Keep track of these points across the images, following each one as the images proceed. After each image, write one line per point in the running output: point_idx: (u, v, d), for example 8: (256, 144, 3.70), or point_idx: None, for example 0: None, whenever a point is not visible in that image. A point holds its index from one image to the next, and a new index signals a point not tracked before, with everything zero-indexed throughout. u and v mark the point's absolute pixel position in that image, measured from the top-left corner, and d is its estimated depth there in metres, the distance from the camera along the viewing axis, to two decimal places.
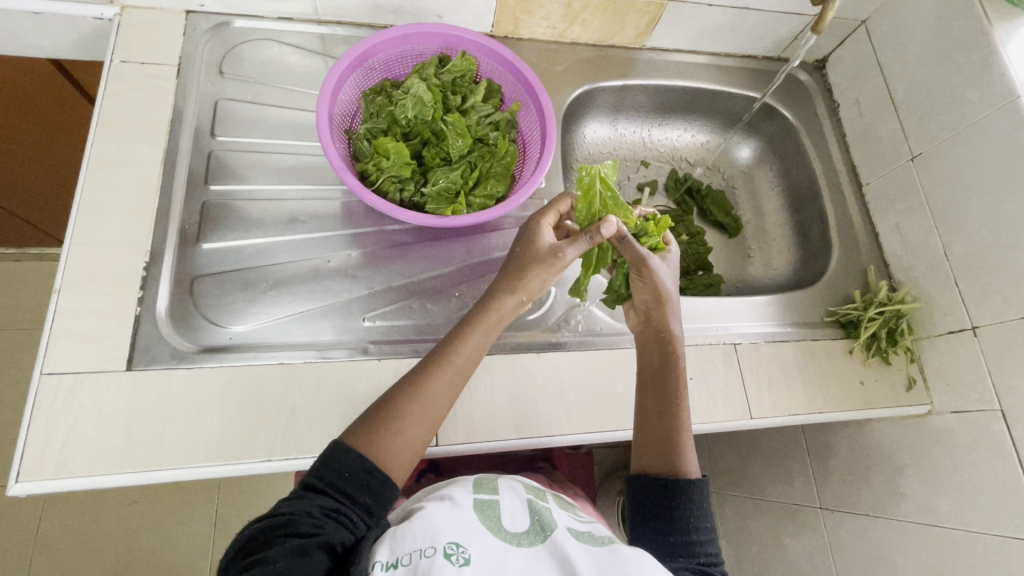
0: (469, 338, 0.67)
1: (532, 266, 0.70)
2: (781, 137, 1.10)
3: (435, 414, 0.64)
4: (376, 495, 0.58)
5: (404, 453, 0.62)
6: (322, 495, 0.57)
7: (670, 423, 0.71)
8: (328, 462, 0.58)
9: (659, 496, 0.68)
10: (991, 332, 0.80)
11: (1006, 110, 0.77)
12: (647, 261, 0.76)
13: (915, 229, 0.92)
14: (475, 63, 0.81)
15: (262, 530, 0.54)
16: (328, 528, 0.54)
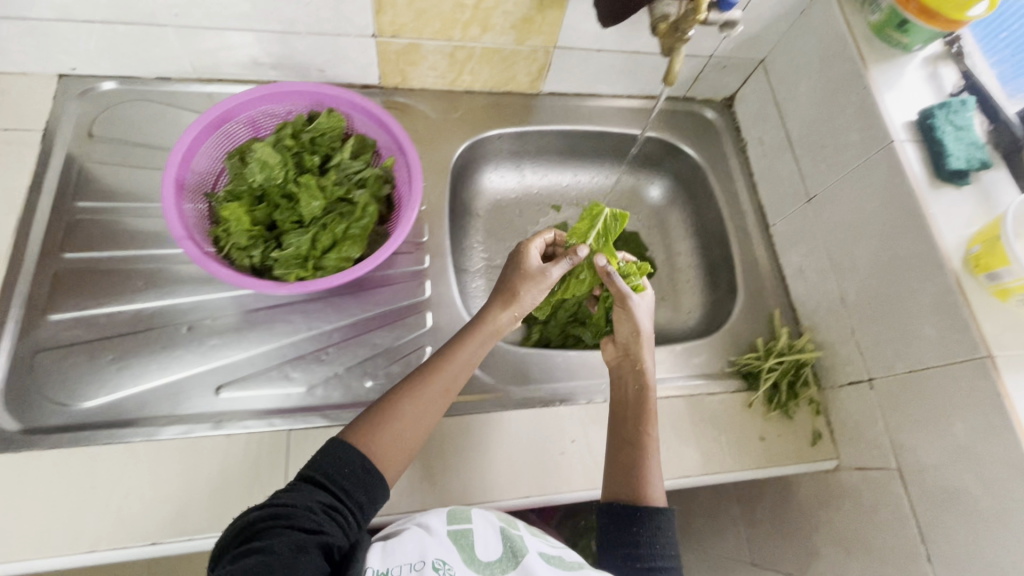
0: (466, 348, 0.72)
1: (526, 281, 0.76)
2: (691, 177, 1.07)
3: (427, 421, 0.68)
4: (370, 497, 0.60)
5: (397, 453, 0.65)
6: (317, 491, 0.58)
7: (641, 447, 0.72)
8: (329, 457, 0.61)
9: (625, 522, 0.68)
10: (885, 384, 0.75)
11: (883, 154, 0.74)
12: (627, 298, 0.78)
13: (815, 273, 0.88)
14: (342, 120, 0.79)
15: (260, 518, 0.54)
16: (327, 528, 0.55)
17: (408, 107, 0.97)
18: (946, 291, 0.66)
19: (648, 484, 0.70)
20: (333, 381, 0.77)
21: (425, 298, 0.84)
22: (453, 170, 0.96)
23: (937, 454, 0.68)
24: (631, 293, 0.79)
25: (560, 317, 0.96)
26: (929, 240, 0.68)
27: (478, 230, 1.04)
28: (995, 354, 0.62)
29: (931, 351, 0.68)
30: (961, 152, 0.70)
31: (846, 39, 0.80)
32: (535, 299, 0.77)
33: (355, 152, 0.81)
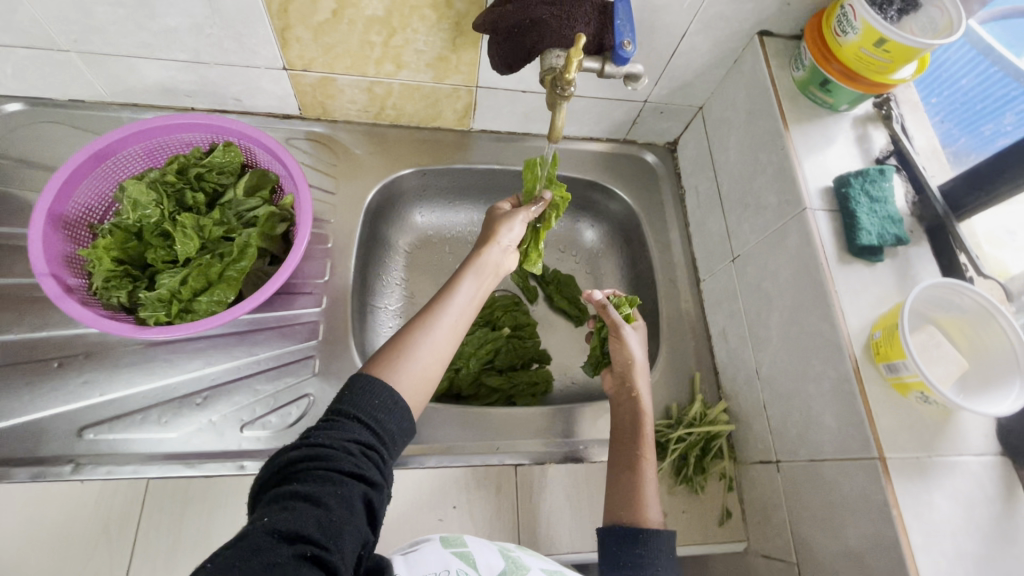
0: (464, 280, 0.65)
1: (504, 225, 0.72)
2: (628, 223, 1.02)
3: (443, 351, 0.59)
4: (398, 427, 0.52)
5: (421, 385, 0.56)
6: (355, 427, 0.49)
7: (636, 471, 0.67)
8: (352, 395, 0.51)
9: (629, 542, 0.61)
10: (791, 469, 0.69)
11: (796, 221, 0.69)
12: (620, 326, 0.76)
13: (736, 338, 0.82)
14: (236, 155, 0.77)
15: (296, 458, 0.46)
16: (366, 474, 0.47)
17: (329, 139, 0.95)
18: (844, 379, 0.61)
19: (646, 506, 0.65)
20: (203, 428, 0.73)
21: (315, 344, 0.80)
22: (368, 209, 0.93)
23: (830, 554, 0.62)
24: (624, 323, 0.76)
25: (474, 364, 0.91)
26: (831, 321, 0.63)
27: (399, 268, 0.99)
28: (887, 457, 0.56)
29: (829, 441, 0.63)
30: (875, 227, 0.64)
31: (771, 95, 0.75)
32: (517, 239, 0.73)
33: (253, 187, 0.78)
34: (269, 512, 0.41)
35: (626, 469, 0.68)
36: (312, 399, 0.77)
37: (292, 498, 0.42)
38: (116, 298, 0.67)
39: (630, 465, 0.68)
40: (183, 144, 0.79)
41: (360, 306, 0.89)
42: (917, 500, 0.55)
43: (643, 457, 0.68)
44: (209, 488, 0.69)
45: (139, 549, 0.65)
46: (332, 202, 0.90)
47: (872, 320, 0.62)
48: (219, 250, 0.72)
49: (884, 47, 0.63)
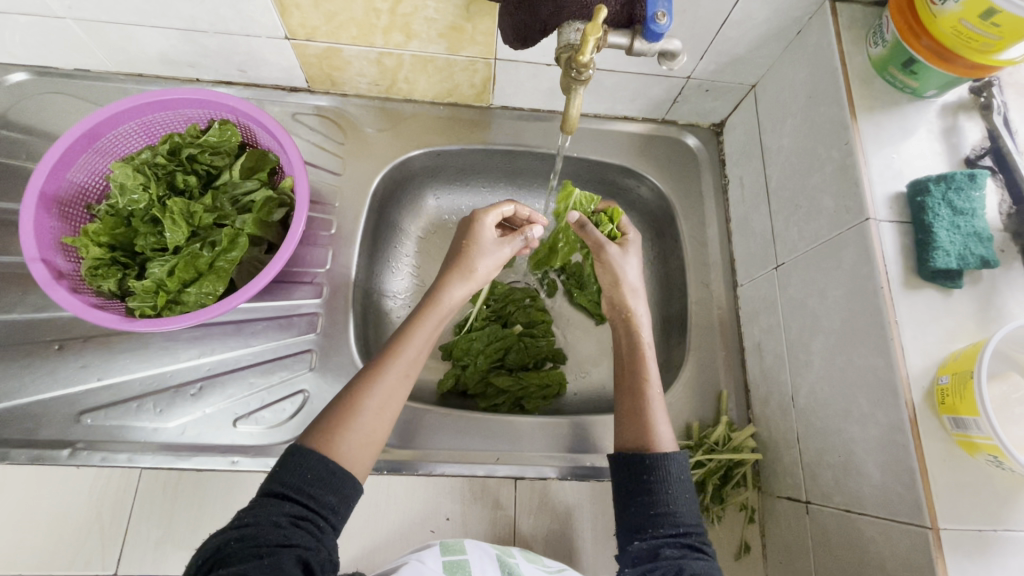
0: (420, 327, 0.62)
1: (477, 253, 0.67)
2: (659, 215, 0.92)
3: (393, 406, 0.57)
4: (340, 495, 0.51)
5: (367, 449, 0.55)
6: (286, 502, 0.49)
7: (641, 393, 0.63)
8: (287, 467, 0.51)
9: (636, 471, 0.57)
10: (822, 514, 0.61)
11: (854, 233, 0.58)
12: (603, 245, 0.71)
13: (772, 356, 0.73)
14: (232, 133, 0.73)
15: (221, 544, 0.46)
16: (297, 540, 0.47)
17: (338, 114, 0.88)
18: (897, 429, 0.52)
19: (655, 429, 0.60)
20: (197, 420, 0.71)
21: (313, 337, 0.76)
22: (377, 194, 0.87)
23: None
24: (608, 243, 0.71)
25: (482, 362, 0.85)
26: (887, 358, 0.53)
27: (410, 255, 0.94)
28: (940, 528, 0.48)
29: (870, 495, 0.54)
30: (955, 246, 0.53)
31: (839, 76, 0.63)
32: (492, 269, 0.68)
33: (250, 169, 0.74)
34: None
35: (624, 395, 0.64)
36: (308, 395, 0.74)
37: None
38: (106, 287, 0.66)
39: (635, 391, 0.63)
40: (181, 119, 0.75)
41: (365, 297, 0.85)
42: None
43: (650, 383, 0.63)
44: (200, 483, 0.68)
45: (131, 537, 0.65)
46: (338, 184, 0.85)
47: (939, 361, 0.52)
48: (211, 238, 0.69)
49: (993, 19, 0.50)
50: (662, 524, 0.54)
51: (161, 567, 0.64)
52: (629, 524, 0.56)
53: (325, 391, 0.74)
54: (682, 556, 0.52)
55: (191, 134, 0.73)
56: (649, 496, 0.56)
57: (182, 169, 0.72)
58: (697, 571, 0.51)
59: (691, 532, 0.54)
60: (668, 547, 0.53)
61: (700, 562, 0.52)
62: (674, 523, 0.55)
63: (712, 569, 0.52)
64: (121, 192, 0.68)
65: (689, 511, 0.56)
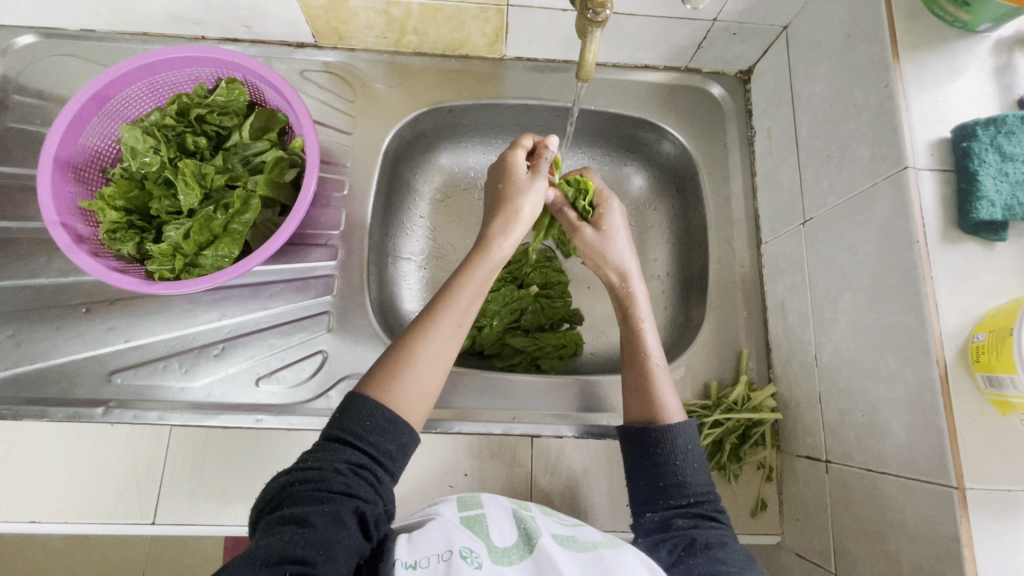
0: (470, 279, 0.60)
1: (518, 197, 0.65)
2: (679, 171, 0.89)
3: (446, 357, 0.57)
4: (399, 445, 0.52)
5: (421, 399, 0.55)
6: (348, 448, 0.51)
7: (640, 362, 0.62)
8: (347, 415, 0.52)
9: (644, 445, 0.57)
10: (842, 473, 0.60)
11: (890, 183, 0.55)
12: (579, 227, 0.70)
13: (796, 315, 0.71)
14: (240, 92, 0.72)
15: (289, 484, 0.49)
16: (357, 489, 0.49)
17: (347, 71, 0.86)
18: (926, 388, 0.50)
19: (660, 401, 0.59)
20: (221, 379, 0.73)
21: (330, 299, 0.77)
22: (388, 154, 0.85)
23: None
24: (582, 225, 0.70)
25: (498, 323, 0.85)
26: (919, 316, 0.51)
27: (424, 216, 0.92)
28: (966, 488, 0.47)
29: (894, 454, 0.53)
30: (1002, 195, 0.49)
31: (882, 11, 0.58)
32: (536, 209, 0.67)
33: (260, 130, 0.73)
34: (265, 536, 0.45)
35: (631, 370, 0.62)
36: (327, 357, 0.75)
37: (284, 519, 0.46)
38: (125, 250, 0.66)
39: (635, 359, 0.62)
40: (187, 79, 0.74)
41: (380, 258, 0.84)
42: (997, 540, 0.46)
43: (652, 359, 0.62)
44: (227, 438, 0.70)
45: (166, 488, 0.68)
46: (350, 144, 0.83)
47: (976, 317, 0.50)
48: (224, 200, 0.69)
49: None
50: (673, 495, 0.55)
51: (194, 518, 0.67)
52: (640, 495, 0.57)
53: (343, 353, 0.75)
54: (693, 526, 0.53)
55: (199, 94, 0.72)
56: (656, 471, 0.56)
57: (191, 131, 0.71)
58: (709, 540, 0.52)
59: (701, 500, 0.55)
60: (680, 518, 0.54)
61: (712, 530, 0.53)
62: (684, 493, 0.55)
63: (725, 535, 0.53)
64: (132, 155, 0.67)
65: (699, 480, 0.56)
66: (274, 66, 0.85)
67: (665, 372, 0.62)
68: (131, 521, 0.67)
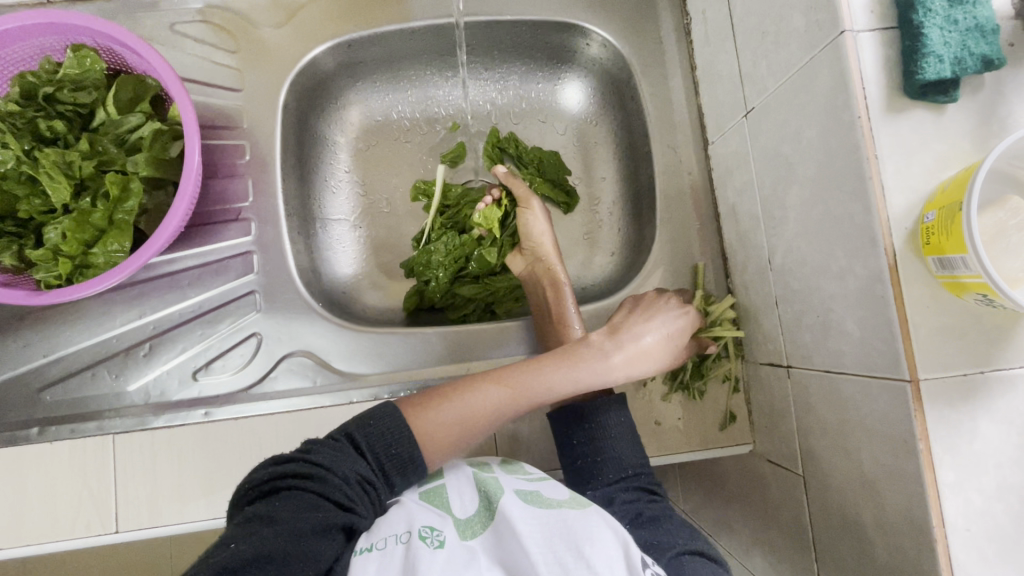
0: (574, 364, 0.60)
1: (645, 322, 0.64)
2: (615, 77, 0.80)
3: (479, 420, 0.58)
4: (406, 482, 0.54)
5: (440, 444, 0.56)
6: (360, 458, 0.52)
7: None
8: (387, 428, 0.55)
9: (578, 419, 0.62)
10: (803, 377, 0.58)
11: (828, 53, 0.48)
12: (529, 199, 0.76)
13: (747, 218, 0.66)
14: (93, 61, 0.63)
15: (284, 477, 0.49)
16: (358, 506, 0.50)
17: (225, 16, 0.75)
18: (876, 279, 0.45)
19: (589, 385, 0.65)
20: (157, 378, 0.70)
21: (254, 277, 0.72)
22: (290, 106, 0.76)
23: (841, 478, 0.54)
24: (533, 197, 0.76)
25: (444, 274, 0.79)
26: (865, 202, 0.45)
27: (348, 170, 0.84)
28: (920, 379, 0.43)
29: (850, 353, 0.50)
30: (951, 49, 0.42)
31: None
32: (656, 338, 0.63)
33: (129, 101, 0.64)
34: (241, 530, 0.44)
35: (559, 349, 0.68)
36: (263, 339, 0.71)
37: (268, 517, 0.45)
38: (4, 262, 0.59)
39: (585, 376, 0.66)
40: (31, 53, 0.64)
41: (304, 224, 0.78)
42: (956, 430, 0.43)
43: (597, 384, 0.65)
44: (174, 438, 0.67)
45: (122, 497, 0.66)
46: (243, 101, 0.74)
47: (926, 194, 0.44)
48: (102, 189, 0.61)
49: None
50: (610, 472, 0.59)
51: (157, 520, 0.66)
52: (581, 474, 0.61)
53: (280, 332, 0.71)
54: (636, 499, 0.57)
55: (46, 70, 0.62)
56: (594, 448, 0.61)
57: (45, 115, 0.62)
58: (655, 513, 0.55)
59: (639, 473, 0.59)
60: (622, 492, 0.58)
61: (655, 503, 0.57)
62: (621, 467, 0.60)
63: (666, 506, 0.57)
64: None
65: (633, 454, 0.60)
66: (141, 23, 0.74)
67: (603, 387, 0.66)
68: (93, 533, 0.65)
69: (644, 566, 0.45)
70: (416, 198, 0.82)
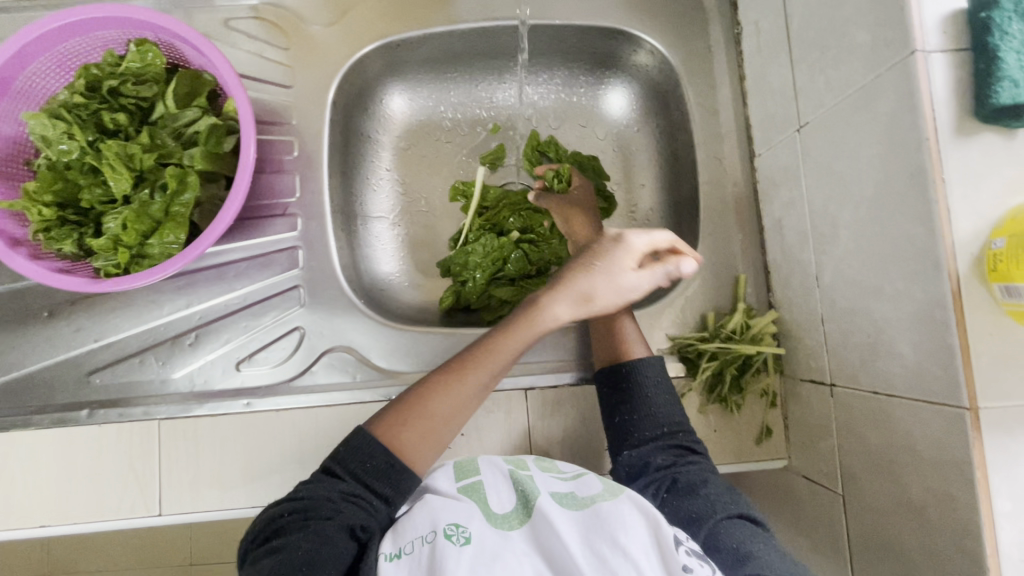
0: (510, 344, 0.58)
1: (603, 278, 0.57)
2: (660, 84, 0.80)
3: (456, 413, 0.57)
4: (394, 484, 0.54)
5: (428, 450, 0.56)
6: (342, 476, 0.54)
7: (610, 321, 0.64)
8: (349, 450, 0.55)
9: (615, 386, 0.61)
10: (847, 397, 0.58)
11: (896, 73, 0.47)
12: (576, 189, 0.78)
13: (794, 233, 0.65)
14: (154, 55, 0.64)
15: (279, 513, 0.52)
16: (347, 511, 0.51)
17: (277, 13, 0.76)
18: (936, 304, 0.45)
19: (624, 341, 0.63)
20: (201, 367, 0.71)
21: (298, 272, 0.73)
22: (337, 104, 0.77)
23: (885, 500, 0.53)
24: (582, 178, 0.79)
25: (481, 276, 0.79)
26: (928, 226, 0.45)
27: (389, 168, 0.85)
28: (979, 408, 0.43)
29: (902, 376, 0.50)
30: None
31: None
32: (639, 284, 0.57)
33: (186, 95, 0.66)
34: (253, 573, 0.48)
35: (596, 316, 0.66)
36: (305, 333, 0.72)
37: (270, 551, 0.49)
38: (66, 250, 0.61)
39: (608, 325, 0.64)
40: (95, 46, 0.66)
41: (346, 221, 0.79)
42: (1013, 460, 0.43)
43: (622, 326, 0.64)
44: (217, 427, 0.69)
45: (166, 482, 0.68)
46: (293, 98, 0.75)
47: (993, 220, 0.44)
48: (159, 181, 0.63)
49: None
50: (648, 429, 0.58)
51: (199, 505, 0.68)
52: (618, 435, 0.60)
53: (322, 327, 0.72)
54: (672, 463, 0.56)
55: (109, 63, 0.64)
56: (629, 412, 0.59)
57: (108, 107, 0.64)
58: (692, 477, 0.55)
59: (675, 432, 0.58)
60: (659, 455, 0.57)
61: (692, 466, 0.56)
62: (659, 425, 0.58)
63: (705, 469, 0.56)
64: (47, 145, 0.61)
65: (670, 413, 0.59)
66: (195, 18, 0.75)
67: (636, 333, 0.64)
68: (138, 515, 0.67)
69: (677, 543, 0.46)
70: (453, 196, 0.83)
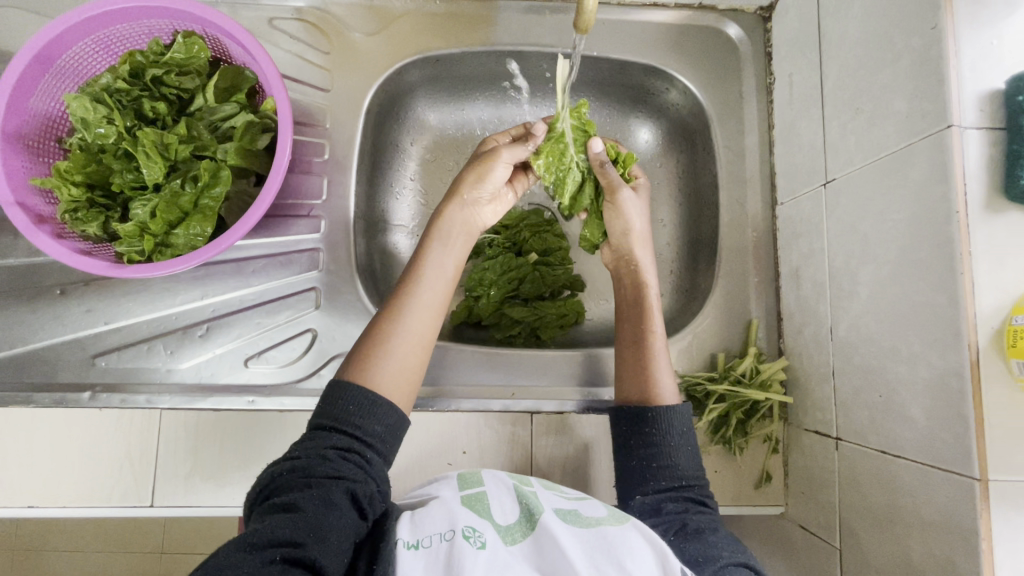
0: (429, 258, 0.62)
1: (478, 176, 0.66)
2: (689, 124, 0.82)
3: (425, 333, 0.58)
4: (385, 425, 0.53)
5: (405, 377, 0.56)
6: (333, 434, 0.51)
7: (642, 344, 0.64)
8: (327, 402, 0.53)
9: (636, 425, 0.60)
10: (853, 453, 0.58)
11: (930, 144, 0.49)
12: (617, 189, 0.68)
13: (811, 285, 0.66)
14: (200, 49, 0.65)
15: (277, 474, 0.49)
16: (347, 471, 0.49)
17: (321, 17, 0.77)
18: (953, 373, 0.46)
19: (657, 383, 0.62)
20: (208, 360, 0.71)
21: (316, 274, 0.73)
22: (372, 112, 0.78)
23: (884, 559, 0.54)
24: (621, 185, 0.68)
25: (496, 294, 0.80)
26: (952, 296, 0.46)
27: (414, 178, 0.86)
28: (988, 479, 0.44)
29: (911, 439, 0.50)
30: None
31: None
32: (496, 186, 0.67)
33: (226, 90, 0.66)
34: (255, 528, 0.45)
35: (629, 350, 0.65)
36: (318, 337, 0.72)
37: (275, 508, 0.46)
38: (90, 232, 0.62)
39: (636, 343, 0.64)
40: (143, 33, 0.66)
41: (368, 227, 0.79)
42: (1018, 533, 0.44)
43: (652, 334, 0.64)
44: (219, 421, 0.69)
45: (161, 472, 0.67)
46: (328, 102, 0.76)
47: (1016, 297, 0.45)
48: (191, 172, 0.63)
49: None
50: (664, 479, 0.58)
51: (192, 500, 0.67)
52: (631, 478, 0.60)
53: (334, 332, 0.72)
54: (684, 510, 0.56)
55: (154, 51, 0.64)
56: (649, 455, 0.59)
57: (149, 95, 0.64)
58: (700, 525, 0.54)
59: (691, 484, 0.58)
60: (671, 501, 0.57)
61: (703, 514, 0.56)
62: (676, 475, 0.58)
63: (715, 520, 0.56)
64: (84, 126, 0.61)
65: (689, 463, 0.59)
66: (240, 14, 0.76)
67: (668, 358, 0.64)
68: (130, 505, 0.66)
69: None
70: None
